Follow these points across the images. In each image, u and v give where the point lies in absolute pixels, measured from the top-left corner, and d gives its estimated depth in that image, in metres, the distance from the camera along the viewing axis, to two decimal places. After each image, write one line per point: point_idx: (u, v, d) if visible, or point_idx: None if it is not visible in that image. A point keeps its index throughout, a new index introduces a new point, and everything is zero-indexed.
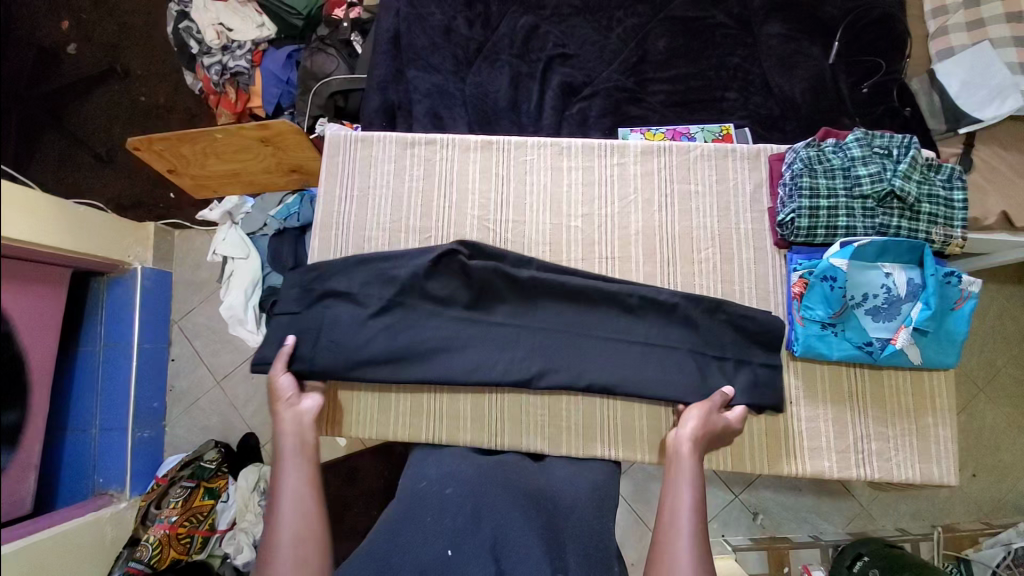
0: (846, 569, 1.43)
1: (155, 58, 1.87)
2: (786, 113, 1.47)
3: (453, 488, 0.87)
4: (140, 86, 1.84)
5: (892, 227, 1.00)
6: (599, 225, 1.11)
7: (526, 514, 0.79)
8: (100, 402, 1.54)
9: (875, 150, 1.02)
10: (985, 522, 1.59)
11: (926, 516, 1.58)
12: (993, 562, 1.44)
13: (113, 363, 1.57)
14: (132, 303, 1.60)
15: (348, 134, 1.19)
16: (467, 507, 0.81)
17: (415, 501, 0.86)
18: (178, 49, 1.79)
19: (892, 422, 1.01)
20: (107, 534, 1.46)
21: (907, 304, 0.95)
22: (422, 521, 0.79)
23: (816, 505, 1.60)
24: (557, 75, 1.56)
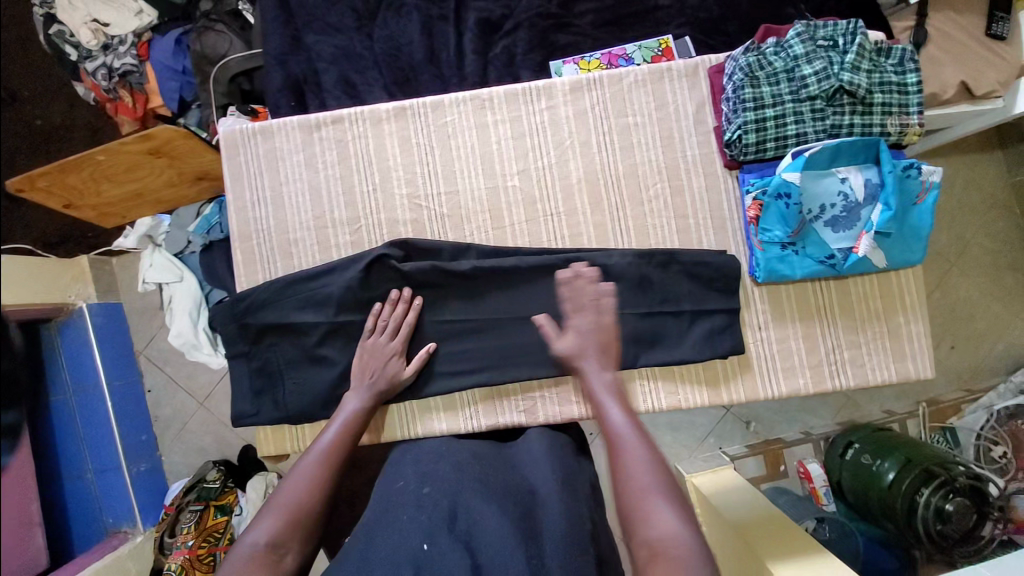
0: (839, 458, 1.47)
1: (38, 73, 1.64)
2: (726, 13, 1.35)
3: (430, 486, 0.79)
4: (33, 109, 1.64)
5: (844, 127, 0.92)
6: (538, 180, 1.02)
7: (502, 507, 0.74)
8: (85, 446, 1.48)
9: (819, 43, 0.92)
10: (966, 390, 1.63)
11: (909, 395, 1.63)
12: (978, 426, 1.46)
13: (88, 407, 1.49)
14: (89, 342, 1.49)
15: (244, 126, 1.05)
16: (443, 504, 0.75)
17: (384, 503, 0.79)
18: (56, 57, 1.56)
19: (863, 328, 0.99)
20: (131, 569, 1.43)
21: (866, 208, 0.90)
22: (397, 521, 0.73)
23: (802, 404, 1.64)
24: (472, 11, 1.39)
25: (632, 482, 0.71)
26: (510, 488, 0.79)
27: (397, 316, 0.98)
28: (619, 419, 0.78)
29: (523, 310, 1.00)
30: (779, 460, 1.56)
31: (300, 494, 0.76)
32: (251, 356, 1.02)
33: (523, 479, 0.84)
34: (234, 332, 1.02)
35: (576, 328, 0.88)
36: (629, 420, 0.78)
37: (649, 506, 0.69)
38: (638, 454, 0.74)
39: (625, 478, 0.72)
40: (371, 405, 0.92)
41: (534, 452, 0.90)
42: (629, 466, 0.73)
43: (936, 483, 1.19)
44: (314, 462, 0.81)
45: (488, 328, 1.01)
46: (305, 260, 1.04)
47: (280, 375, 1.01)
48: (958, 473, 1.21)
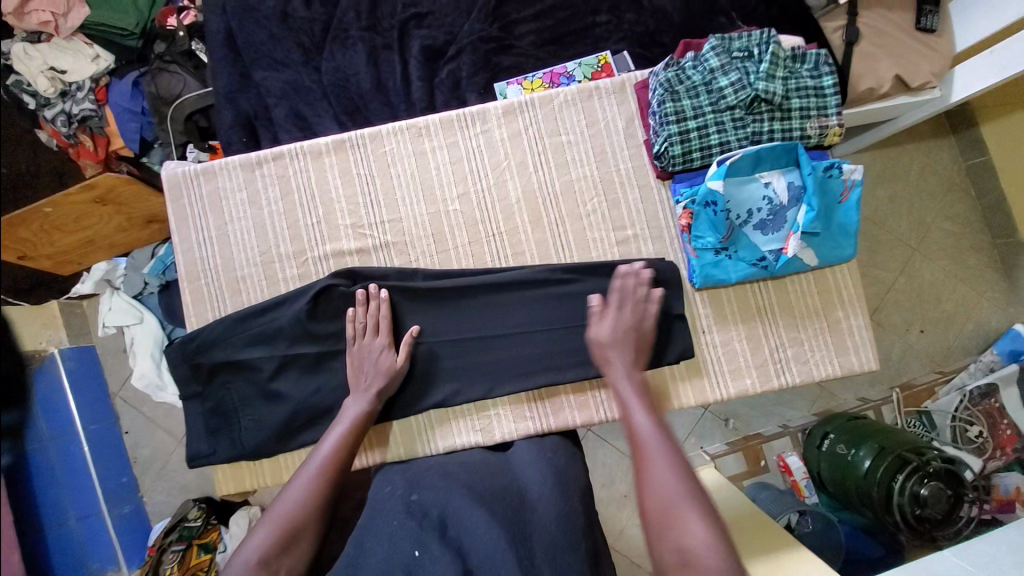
0: (817, 448, 1.43)
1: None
2: (663, 26, 1.39)
3: (419, 493, 0.79)
4: None
5: (765, 133, 0.96)
6: (478, 203, 1.04)
7: (491, 509, 0.73)
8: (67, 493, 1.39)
9: (734, 55, 0.97)
10: (938, 371, 1.63)
11: (883, 381, 1.62)
12: (952, 408, 1.45)
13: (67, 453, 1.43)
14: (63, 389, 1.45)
15: (186, 168, 1.07)
16: (432, 514, 0.74)
17: (374, 509, 0.78)
18: (15, 106, 1.56)
19: (804, 325, 1.02)
20: None
21: (792, 210, 0.94)
22: (388, 527, 0.73)
23: (778, 396, 1.62)
24: (416, 39, 1.41)
25: (659, 494, 0.70)
26: (497, 492, 0.78)
27: (373, 312, 0.98)
28: (645, 424, 0.78)
29: (474, 330, 1.01)
30: (759, 455, 1.52)
31: (296, 509, 0.76)
32: (205, 397, 1.02)
33: (513, 480, 0.83)
34: (186, 374, 1.03)
35: (601, 329, 0.90)
36: (656, 425, 0.78)
37: (675, 518, 0.67)
38: (664, 465, 0.72)
39: (652, 491, 0.71)
40: (367, 406, 0.92)
41: (526, 458, 0.90)
42: (655, 475, 0.71)
43: (910, 468, 1.17)
44: (310, 474, 0.81)
45: (439, 350, 1.01)
46: (254, 295, 1.05)
47: (234, 413, 1.02)
48: (931, 457, 1.18)
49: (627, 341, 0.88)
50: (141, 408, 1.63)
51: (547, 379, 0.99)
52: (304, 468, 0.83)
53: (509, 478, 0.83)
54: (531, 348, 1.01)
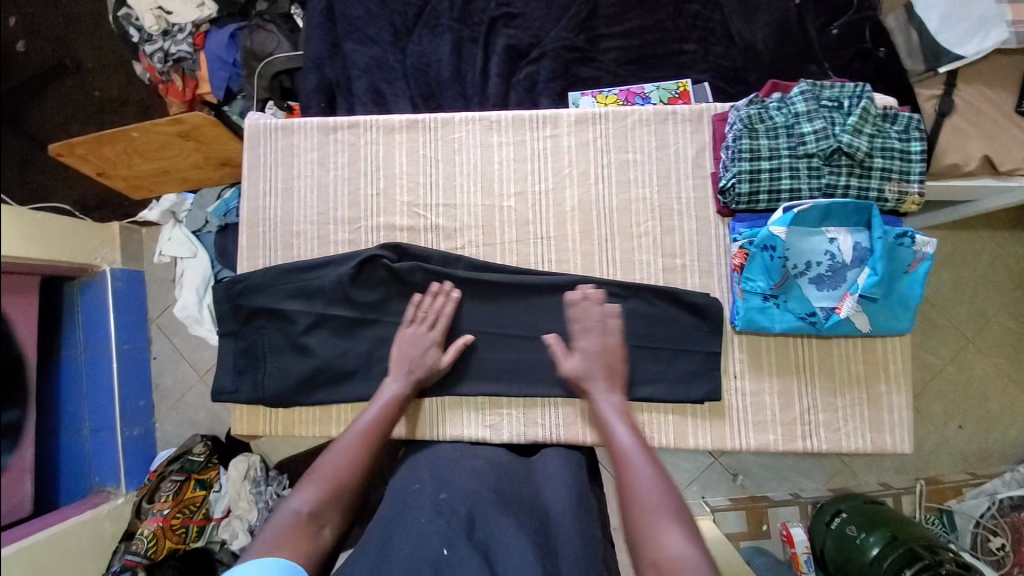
0: (824, 525, 1.35)
1: (104, 50, 1.75)
2: (749, 64, 1.38)
3: (448, 490, 0.80)
4: (94, 80, 1.74)
5: (839, 187, 0.94)
6: (533, 204, 1.05)
7: (519, 519, 0.74)
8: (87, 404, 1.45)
9: (822, 104, 0.95)
10: (971, 473, 1.53)
11: (909, 469, 1.53)
12: (977, 513, 1.36)
13: (95, 367, 1.50)
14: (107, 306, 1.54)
15: (268, 121, 1.12)
16: (461, 511, 0.75)
17: (399, 500, 0.80)
18: (119, 37, 1.68)
19: (841, 392, 0.99)
20: (106, 531, 1.42)
21: (853, 271, 0.91)
22: (415, 523, 0.73)
23: (795, 464, 1.54)
24: (501, 38, 1.44)
25: (641, 512, 0.72)
26: (523, 498, 0.80)
27: (437, 306, 0.99)
28: (623, 438, 0.81)
29: (504, 325, 1.03)
30: (763, 518, 1.46)
31: (339, 474, 0.79)
32: (239, 336, 1.07)
33: (539, 492, 0.83)
34: (226, 311, 1.08)
35: (582, 350, 0.92)
36: (635, 443, 0.80)
37: (665, 532, 0.69)
38: (647, 477, 0.75)
39: (635, 510, 0.72)
40: (409, 392, 0.94)
41: (552, 468, 0.90)
42: (637, 497, 0.74)
43: (920, 566, 1.11)
44: (352, 441, 0.84)
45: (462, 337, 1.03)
46: (304, 251, 1.09)
47: (262, 358, 1.05)
48: (945, 559, 1.12)
49: (606, 364, 0.90)
50: (172, 337, 1.71)
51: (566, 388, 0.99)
52: (347, 434, 0.85)
53: (532, 485, 0.85)
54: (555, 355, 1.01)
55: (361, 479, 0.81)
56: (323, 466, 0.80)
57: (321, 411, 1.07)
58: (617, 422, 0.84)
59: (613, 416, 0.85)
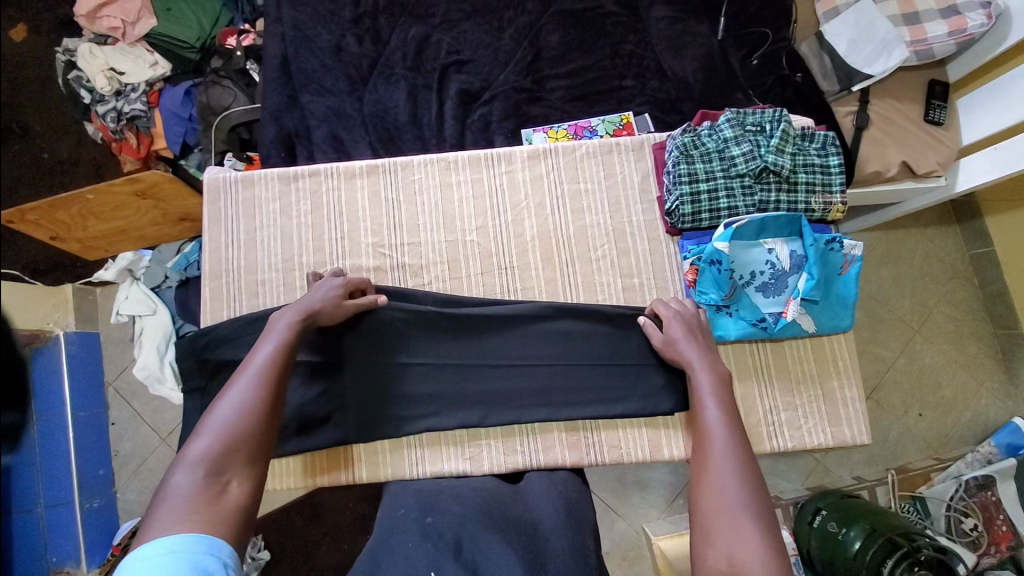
0: (807, 524, 1.39)
1: (52, 112, 1.74)
2: (682, 96, 1.50)
3: (434, 517, 0.81)
4: (42, 143, 1.73)
5: (771, 203, 1.03)
6: (495, 236, 1.09)
7: (505, 536, 0.75)
8: (41, 479, 1.38)
9: (747, 129, 1.04)
10: (936, 458, 1.61)
11: (879, 460, 1.61)
12: (947, 497, 1.42)
13: (49, 437, 1.42)
14: (59, 371, 1.48)
15: (227, 175, 1.14)
16: (447, 536, 0.75)
17: (386, 536, 0.80)
18: (71, 99, 1.68)
19: (799, 391, 1.05)
20: None
21: (794, 277, 0.99)
22: (403, 549, 0.73)
23: (773, 466, 1.59)
24: (454, 83, 1.54)
25: (716, 494, 0.70)
26: (513, 518, 0.82)
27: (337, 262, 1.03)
28: (717, 417, 0.80)
29: (476, 356, 1.04)
30: None
31: (237, 426, 0.73)
32: (206, 391, 1.05)
33: (527, 513, 0.85)
34: (191, 367, 1.05)
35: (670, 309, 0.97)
36: (728, 424, 0.79)
37: (737, 516, 0.66)
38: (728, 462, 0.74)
39: (709, 493, 0.71)
40: (304, 322, 0.88)
41: (537, 491, 0.92)
42: (713, 479, 0.72)
43: (900, 555, 1.15)
44: (247, 385, 0.77)
45: (436, 370, 1.04)
46: (270, 300, 1.09)
47: None
48: (922, 544, 1.17)
49: (689, 325, 0.94)
50: (132, 400, 1.63)
51: (543, 414, 1.01)
52: (238, 381, 0.77)
53: (523, 506, 0.87)
54: (529, 379, 1.03)
55: (266, 426, 0.75)
56: (218, 420, 0.73)
57: (290, 461, 1.04)
58: (710, 402, 0.83)
59: (707, 395, 0.84)
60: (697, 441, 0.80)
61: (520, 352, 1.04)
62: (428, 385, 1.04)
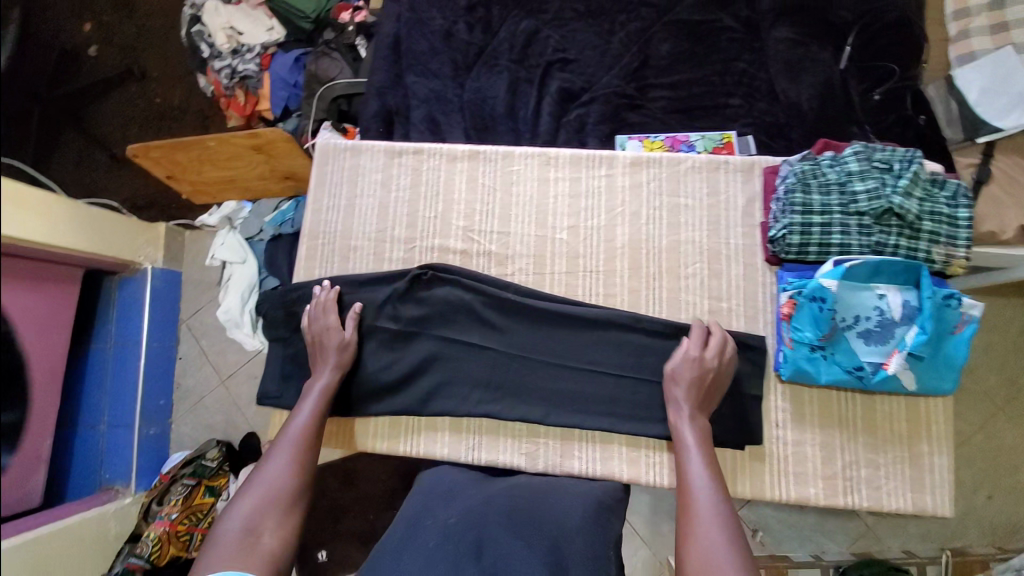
0: None
1: (171, 61, 1.89)
2: (793, 122, 1.44)
3: (456, 516, 0.85)
4: (156, 89, 1.87)
5: (888, 246, 0.97)
6: (585, 238, 1.08)
7: (529, 543, 0.81)
8: (107, 400, 1.49)
9: (874, 165, 0.98)
10: (997, 547, 1.47)
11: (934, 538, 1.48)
12: None
13: (122, 363, 1.54)
14: (141, 304, 1.58)
15: (337, 142, 1.19)
16: (469, 539, 0.81)
17: (413, 524, 0.86)
18: (190, 52, 1.81)
19: (884, 449, 0.98)
20: (111, 529, 1.43)
21: (902, 327, 0.93)
22: (425, 548, 0.81)
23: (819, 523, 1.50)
24: (556, 81, 1.55)
25: (698, 559, 0.78)
26: (536, 525, 0.84)
27: (326, 296, 1.06)
28: (699, 474, 0.86)
29: (549, 353, 1.04)
30: None
31: (273, 485, 0.90)
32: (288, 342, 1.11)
33: (553, 509, 0.88)
34: (279, 317, 1.13)
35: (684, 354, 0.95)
36: (710, 480, 0.86)
37: (718, 568, 0.76)
38: (710, 507, 0.83)
39: (687, 557, 0.79)
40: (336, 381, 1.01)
41: (574, 493, 0.92)
42: (692, 544, 0.80)
43: None
44: (282, 451, 0.93)
45: (502, 359, 1.05)
46: (359, 265, 1.13)
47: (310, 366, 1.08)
48: None
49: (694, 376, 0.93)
50: (200, 339, 1.76)
51: (606, 422, 1.00)
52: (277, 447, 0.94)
53: (544, 505, 0.88)
54: (598, 386, 1.02)
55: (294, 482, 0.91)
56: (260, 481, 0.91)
57: (351, 423, 1.07)
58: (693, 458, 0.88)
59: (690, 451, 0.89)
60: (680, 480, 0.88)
61: (592, 357, 1.03)
62: (499, 374, 1.04)
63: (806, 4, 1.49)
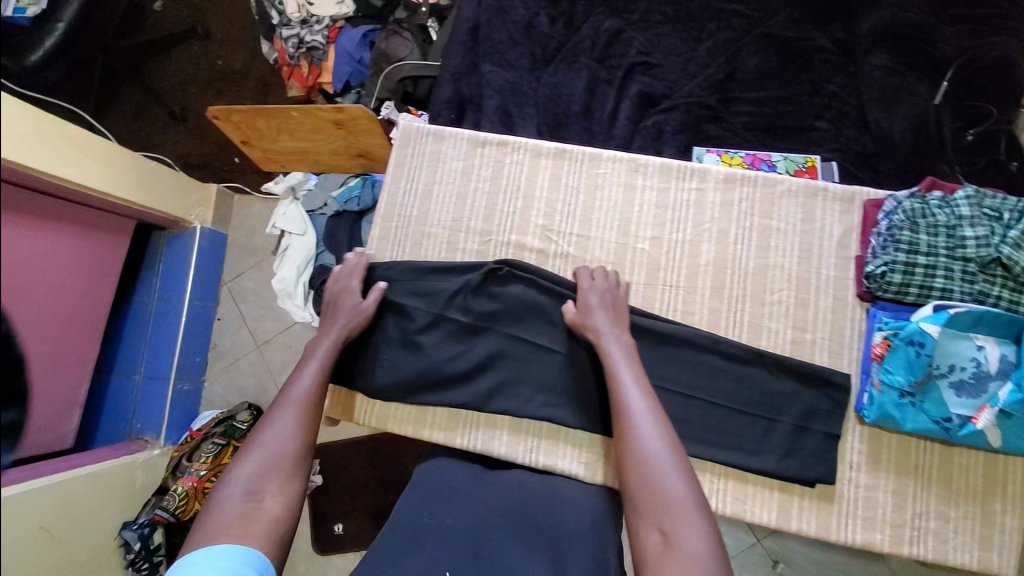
0: None
1: (238, 24, 1.88)
2: (882, 152, 1.38)
3: (454, 519, 0.80)
4: (220, 50, 1.86)
5: (991, 296, 0.92)
6: (667, 250, 1.05)
7: (527, 545, 0.76)
8: (146, 350, 1.52)
9: (984, 211, 0.93)
10: None
11: None
12: None
13: (164, 317, 1.55)
14: (188, 262, 1.59)
15: (421, 126, 1.18)
16: (470, 544, 0.75)
17: (408, 520, 0.81)
18: (259, 18, 1.80)
19: (955, 503, 0.94)
20: (139, 478, 1.43)
21: (995, 382, 0.88)
22: (423, 547, 0.74)
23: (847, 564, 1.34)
24: (636, 84, 1.51)
25: (655, 494, 0.73)
26: (534, 529, 0.80)
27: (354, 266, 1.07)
28: (641, 413, 0.80)
29: None
30: None
31: (274, 448, 0.81)
32: None
33: (553, 514, 0.85)
34: None
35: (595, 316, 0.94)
36: (653, 416, 0.80)
37: (668, 500, 0.72)
38: (646, 420, 0.79)
39: (646, 496, 0.73)
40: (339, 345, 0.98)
41: (570, 495, 0.92)
42: (652, 482, 0.74)
43: None
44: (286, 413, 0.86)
45: (569, 365, 1.02)
46: (431, 253, 1.12)
47: (373, 349, 1.06)
48: None
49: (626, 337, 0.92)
50: (240, 304, 1.73)
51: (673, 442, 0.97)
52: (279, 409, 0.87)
53: (542, 510, 0.85)
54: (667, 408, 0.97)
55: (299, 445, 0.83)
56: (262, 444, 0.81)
57: (409, 410, 1.06)
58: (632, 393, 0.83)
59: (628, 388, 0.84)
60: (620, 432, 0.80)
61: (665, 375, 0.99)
62: (567, 381, 1.02)
63: (908, 32, 1.43)
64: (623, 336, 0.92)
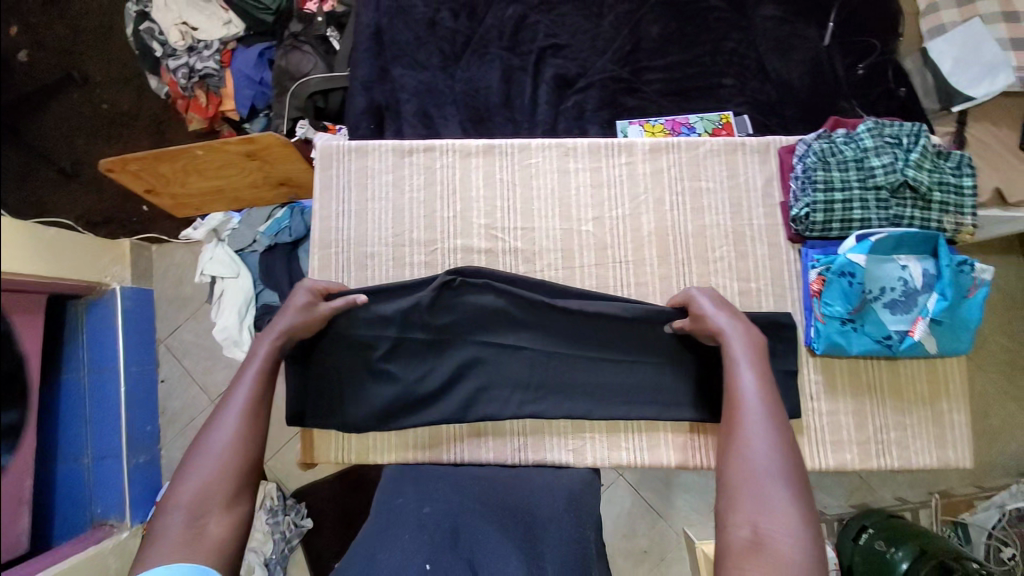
0: (851, 542, 1.35)
1: (113, 63, 1.71)
2: (786, 99, 1.46)
3: (431, 507, 0.83)
4: (103, 94, 1.70)
5: (905, 218, 1.01)
6: (611, 228, 1.08)
7: (503, 528, 0.81)
8: (90, 429, 1.38)
9: (885, 141, 1.01)
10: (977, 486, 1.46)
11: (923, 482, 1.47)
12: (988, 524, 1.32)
13: (100, 390, 1.41)
14: (116, 327, 1.45)
15: (341, 143, 1.12)
16: (446, 527, 0.79)
17: (385, 514, 0.84)
18: (138, 53, 1.63)
19: (910, 412, 1.04)
20: (111, 565, 1.31)
21: (923, 295, 0.97)
22: (399, 539, 0.77)
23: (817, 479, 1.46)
24: (550, 67, 1.51)
25: (754, 494, 0.70)
26: (512, 510, 0.84)
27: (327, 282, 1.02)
28: (756, 414, 0.77)
29: (590, 345, 1.03)
30: None
31: (219, 463, 0.75)
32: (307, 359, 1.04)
33: (526, 493, 0.89)
34: None
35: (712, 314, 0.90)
36: (771, 418, 0.77)
37: (768, 505, 0.68)
38: (761, 421, 0.76)
39: (741, 493, 0.70)
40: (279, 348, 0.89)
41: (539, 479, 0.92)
42: (749, 480, 0.71)
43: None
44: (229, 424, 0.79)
45: (540, 358, 1.03)
46: (378, 273, 1.08)
47: (339, 384, 1.02)
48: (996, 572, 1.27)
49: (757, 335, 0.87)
50: (182, 359, 1.62)
51: (653, 410, 1.01)
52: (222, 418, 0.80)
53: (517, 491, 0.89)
54: (640, 378, 1.02)
55: (246, 460, 0.77)
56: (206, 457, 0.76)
57: (388, 436, 1.04)
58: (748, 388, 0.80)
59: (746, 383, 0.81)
60: (727, 416, 0.80)
61: (632, 348, 1.02)
62: (541, 373, 1.03)
63: None
64: (749, 330, 0.88)
